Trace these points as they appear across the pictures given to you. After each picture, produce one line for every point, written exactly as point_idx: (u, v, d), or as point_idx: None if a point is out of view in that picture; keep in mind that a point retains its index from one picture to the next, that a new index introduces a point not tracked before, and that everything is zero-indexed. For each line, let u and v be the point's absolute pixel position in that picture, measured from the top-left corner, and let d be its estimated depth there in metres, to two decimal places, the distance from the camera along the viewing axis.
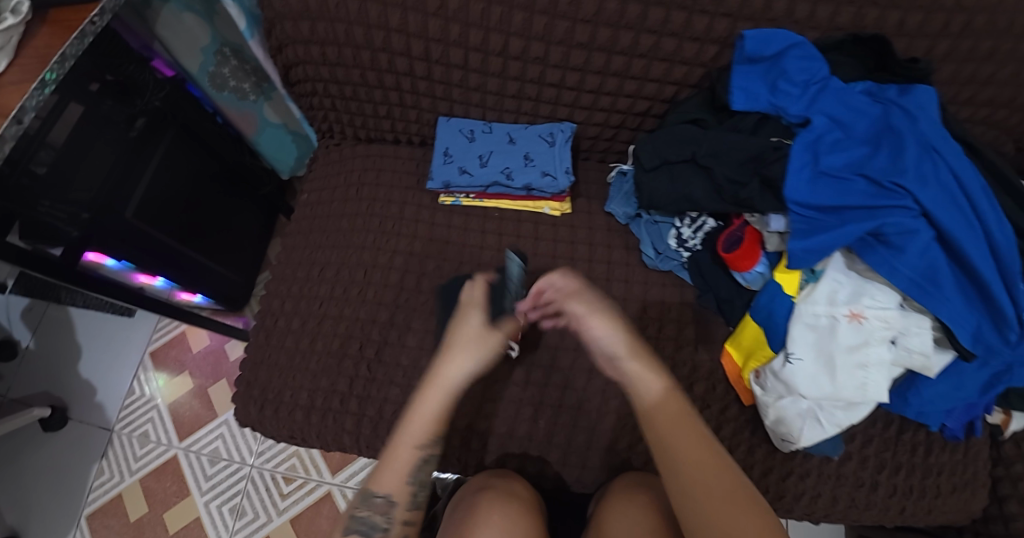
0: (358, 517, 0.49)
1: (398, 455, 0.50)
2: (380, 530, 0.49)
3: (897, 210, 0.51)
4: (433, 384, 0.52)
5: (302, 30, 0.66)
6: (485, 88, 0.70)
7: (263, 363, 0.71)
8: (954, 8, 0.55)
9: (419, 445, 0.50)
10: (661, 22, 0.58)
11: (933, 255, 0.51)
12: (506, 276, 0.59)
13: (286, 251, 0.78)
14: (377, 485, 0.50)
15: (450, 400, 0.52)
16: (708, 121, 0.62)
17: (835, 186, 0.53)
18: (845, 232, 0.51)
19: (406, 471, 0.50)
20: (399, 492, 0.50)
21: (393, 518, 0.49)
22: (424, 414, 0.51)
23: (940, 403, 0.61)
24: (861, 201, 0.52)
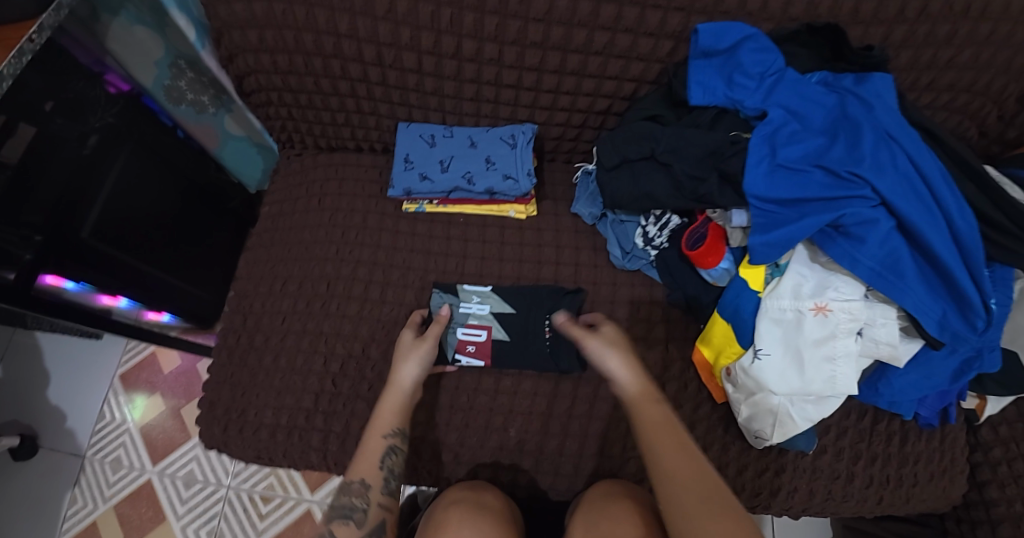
0: (338, 505, 0.54)
1: (368, 442, 0.57)
2: (358, 511, 0.53)
3: (855, 200, 0.50)
4: (392, 387, 0.59)
5: (250, 38, 0.64)
6: (442, 92, 0.68)
7: (226, 382, 0.69)
8: None
9: (388, 435, 0.57)
10: (614, 18, 0.57)
11: (894, 243, 0.51)
12: (432, 306, 0.68)
13: (247, 266, 0.75)
14: (354, 471, 0.55)
15: (407, 399, 0.59)
16: (667, 117, 0.61)
17: (793, 178, 0.52)
18: (806, 225, 0.50)
19: (377, 459, 0.56)
20: (373, 477, 0.55)
21: (369, 500, 0.54)
22: (390, 409, 0.58)
23: (912, 391, 0.61)
24: (820, 193, 0.51)
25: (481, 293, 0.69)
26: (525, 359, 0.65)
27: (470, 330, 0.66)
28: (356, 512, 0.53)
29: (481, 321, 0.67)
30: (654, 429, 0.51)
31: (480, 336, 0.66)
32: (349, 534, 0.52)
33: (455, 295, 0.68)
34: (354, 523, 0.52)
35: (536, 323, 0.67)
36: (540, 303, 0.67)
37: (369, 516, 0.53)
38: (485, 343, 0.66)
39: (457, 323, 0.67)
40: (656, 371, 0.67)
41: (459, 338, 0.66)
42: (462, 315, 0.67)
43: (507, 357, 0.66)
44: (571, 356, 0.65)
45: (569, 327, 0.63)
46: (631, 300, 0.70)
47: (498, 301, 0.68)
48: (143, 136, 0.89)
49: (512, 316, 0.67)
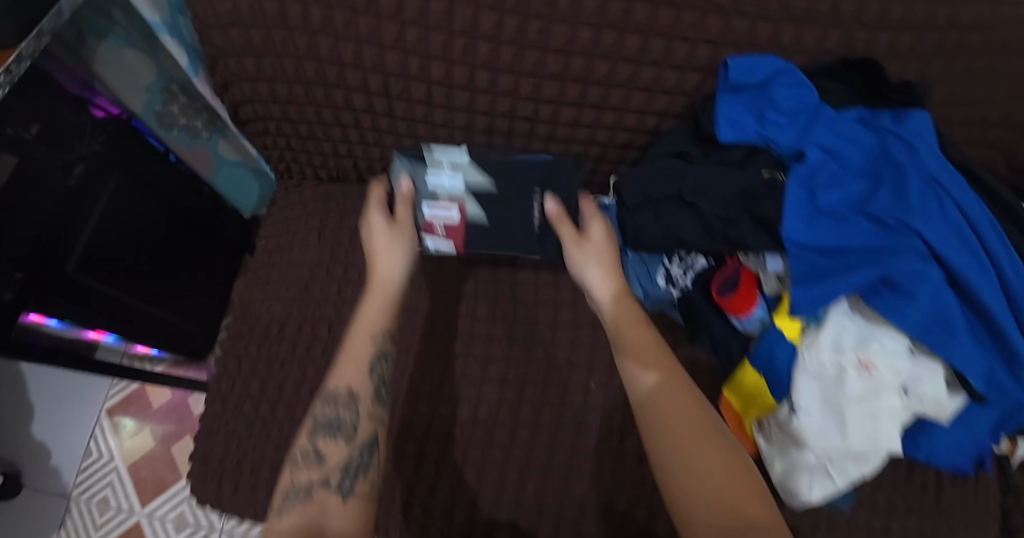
0: (321, 415, 0.48)
1: (355, 345, 0.51)
2: (346, 426, 0.47)
3: (904, 253, 0.46)
4: (375, 284, 0.54)
5: (247, 66, 0.60)
6: (452, 123, 0.64)
7: (220, 433, 0.64)
8: (944, 28, 0.51)
9: (377, 340, 0.52)
10: (639, 50, 0.53)
11: (945, 299, 0.47)
12: (393, 176, 0.58)
13: (242, 305, 0.71)
14: (339, 378, 0.49)
15: (393, 299, 0.54)
16: (693, 154, 0.57)
17: (834, 226, 0.49)
18: (855, 279, 0.46)
19: (366, 364, 0.51)
20: (360, 386, 0.50)
21: (357, 414, 0.49)
22: (376, 311, 0.53)
23: (950, 443, 0.58)
24: (865, 243, 0.48)
25: (453, 161, 0.58)
26: (507, 243, 0.60)
27: (440, 208, 0.56)
28: (345, 427, 0.47)
29: (452, 197, 0.57)
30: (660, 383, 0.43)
31: (452, 215, 0.57)
32: (336, 450, 0.46)
33: (423, 162, 0.58)
34: (343, 440, 0.47)
35: (521, 201, 0.59)
36: (528, 180, 0.60)
37: (359, 432, 0.48)
38: (459, 224, 0.58)
39: (423, 199, 0.57)
40: None
41: (426, 217, 0.56)
42: (428, 188, 0.57)
43: (487, 239, 0.59)
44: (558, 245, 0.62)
45: (560, 222, 0.56)
46: None
47: (471, 170, 0.59)
48: (131, 164, 0.82)
49: (489, 190, 0.58)
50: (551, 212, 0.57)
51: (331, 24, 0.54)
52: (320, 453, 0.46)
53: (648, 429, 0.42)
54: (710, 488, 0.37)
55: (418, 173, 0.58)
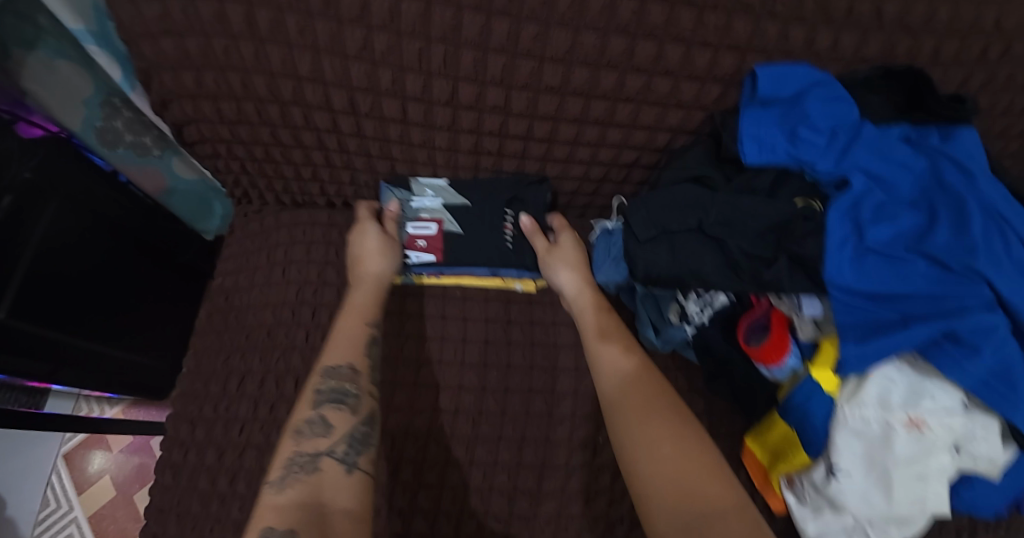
0: (325, 389, 0.46)
1: (348, 328, 0.51)
2: (351, 396, 0.46)
3: (969, 302, 0.39)
4: (362, 281, 0.56)
5: (186, 80, 0.50)
6: (432, 143, 0.55)
7: (172, 511, 0.55)
8: (993, 31, 0.44)
9: (369, 323, 0.52)
10: (652, 58, 0.45)
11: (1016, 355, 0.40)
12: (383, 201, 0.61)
13: (197, 356, 0.61)
14: (335, 356, 0.49)
15: (380, 291, 0.55)
16: (715, 178, 0.49)
17: (885, 267, 0.41)
18: (913, 335, 0.39)
19: (361, 344, 0.51)
20: (359, 362, 0.49)
21: (359, 387, 0.48)
22: (362, 301, 0.54)
23: (995, 495, 0.52)
24: (922, 289, 0.40)
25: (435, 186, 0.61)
26: (480, 252, 0.61)
27: (420, 225, 0.60)
28: (349, 397, 0.46)
29: (432, 215, 0.61)
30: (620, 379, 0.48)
31: (431, 230, 0.60)
32: (343, 420, 0.44)
33: (406, 188, 0.60)
34: (348, 410, 0.45)
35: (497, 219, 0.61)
36: (498, 193, 0.60)
37: (363, 403, 0.47)
38: (438, 237, 0.61)
39: (406, 219, 0.61)
40: None
41: (409, 233, 0.60)
42: (412, 208, 0.60)
43: (464, 251, 0.61)
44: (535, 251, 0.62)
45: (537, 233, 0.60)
46: None
47: (451, 193, 0.61)
48: (72, 187, 0.71)
49: (465, 209, 0.61)
50: (526, 227, 0.60)
51: (283, 30, 0.45)
52: (325, 420, 0.44)
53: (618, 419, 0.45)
54: (670, 464, 0.39)
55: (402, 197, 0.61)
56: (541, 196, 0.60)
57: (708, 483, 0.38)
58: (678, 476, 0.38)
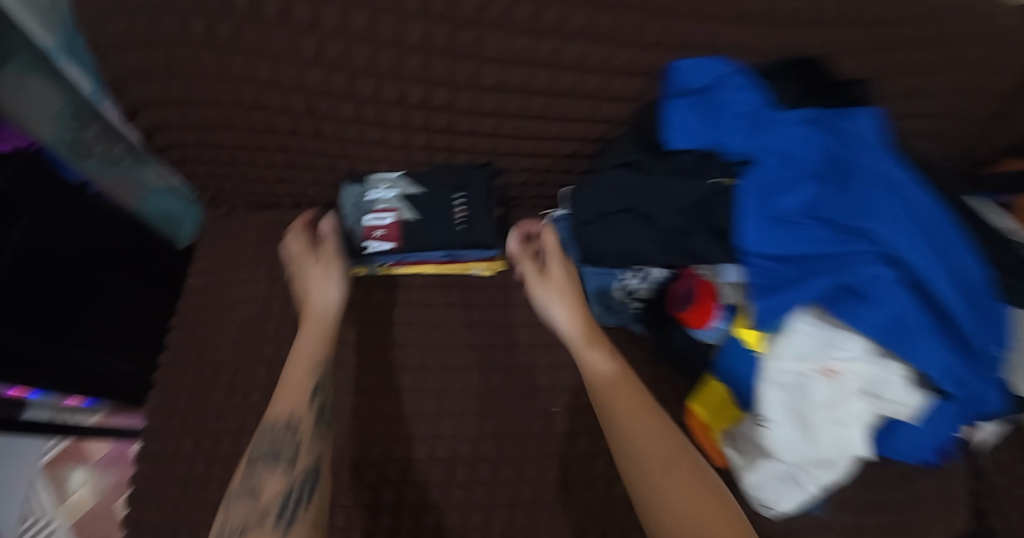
0: (262, 445, 0.46)
1: (293, 379, 0.50)
2: (286, 452, 0.45)
3: (857, 256, 0.45)
4: (312, 314, 0.55)
5: (152, 90, 0.54)
6: (388, 142, 0.60)
7: (151, 498, 0.58)
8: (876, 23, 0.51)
9: (315, 365, 0.52)
10: (580, 57, 0.50)
11: (908, 302, 0.45)
12: (340, 197, 0.62)
13: (171, 353, 0.64)
14: (275, 409, 0.48)
15: (330, 324, 0.55)
16: (643, 163, 0.54)
17: (790, 232, 0.47)
18: (812, 288, 0.45)
19: (305, 390, 0.50)
20: (301, 409, 0.48)
21: (298, 440, 0.46)
22: (312, 341, 0.54)
23: (917, 439, 0.57)
24: (821, 249, 0.46)
25: (390, 179, 0.63)
26: (435, 240, 0.61)
27: (376, 216, 0.61)
28: (285, 454, 0.45)
29: (388, 206, 0.62)
30: (614, 400, 0.48)
31: (387, 220, 0.61)
32: (276, 480, 0.43)
33: (360, 183, 0.62)
34: (283, 470, 0.44)
35: (448, 206, 0.61)
36: (448, 180, 0.61)
37: (300, 458, 0.45)
38: (395, 226, 0.61)
39: (363, 209, 0.62)
40: None
41: (366, 225, 0.61)
42: (367, 201, 0.62)
43: (420, 238, 0.61)
44: (490, 228, 0.61)
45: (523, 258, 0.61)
46: None
47: (407, 185, 0.62)
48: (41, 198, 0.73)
49: (423, 199, 0.62)
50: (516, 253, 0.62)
51: (241, 40, 0.49)
52: (254, 488, 0.42)
53: (618, 446, 0.45)
54: (684, 494, 0.39)
55: (355, 191, 0.62)
56: (485, 179, 0.61)
57: (724, 510, 0.38)
58: (696, 505, 0.38)
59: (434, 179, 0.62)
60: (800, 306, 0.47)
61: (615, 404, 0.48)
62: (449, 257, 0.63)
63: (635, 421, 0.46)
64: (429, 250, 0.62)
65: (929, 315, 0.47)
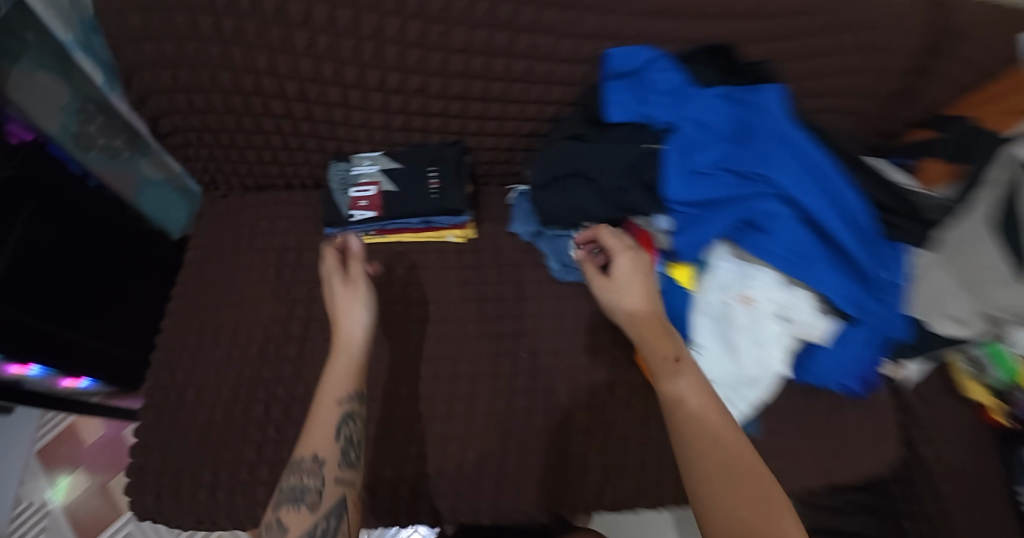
0: (287, 487, 0.45)
1: (320, 413, 0.49)
2: (310, 492, 0.45)
3: (758, 200, 0.56)
4: (341, 346, 0.52)
5: (162, 79, 0.62)
6: (370, 124, 0.69)
7: (157, 443, 0.64)
8: (774, 15, 0.62)
9: (342, 401, 0.50)
10: (530, 46, 0.60)
11: (800, 233, 0.56)
12: (328, 175, 0.72)
13: (172, 318, 0.71)
14: (304, 446, 0.47)
15: (358, 359, 0.52)
16: (588, 134, 0.64)
17: (705, 182, 0.58)
18: (719, 224, 0.57)
19: (332, 430, 0.48)
20: (326, 450, 0.47)
21: (321, 480, 0.46)
22: (344, 374, 0.51)
23: (835, 365, 0.65)
24: (729, 193, 0.57)
25: (372, 157, 0.72)
26: (411, 207, 0.69)
27: (360, 188, 0.70)
28: (307, 495, 0.44)
29: (370, 179, 0.70)
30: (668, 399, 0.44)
31: (371, 191, 0.70)
32: (298, 521, 0.43)
33: (346, 161, 0.72)
34: (307, 509, 0.44)
35: (422, 177, 0.69)
36: (423, 156, 0.70)
37: (325, 497, 0.45)
38: (377, 196, 0.70)
39: (349, 184, 0.71)
40: (605, 374, 0.68)
41: (351, 196, 0.70)
42: (353, 176, 0.71)
43: (398, 206, 0.69)
44: (458, 196, 0.69)
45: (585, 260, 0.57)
46: (574, 312, 0.71)
47: (386, 161, 0.71)
48: (51, 185, 0.79)
49: (399, 171, 0.70)
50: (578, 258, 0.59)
51: (243, 34, 0.58)
52: (280, 523, 0.43)
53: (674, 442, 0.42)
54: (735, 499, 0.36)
55: (342, 169, 0.72)
56: (456, 154, 0.70)
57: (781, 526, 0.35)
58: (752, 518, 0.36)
59: (410, 155, 0.71)
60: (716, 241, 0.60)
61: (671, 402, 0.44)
62: (425, 224, 0.72)
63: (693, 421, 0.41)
64: (406, 217, 0.70)
65: (822, 246, 0.58)
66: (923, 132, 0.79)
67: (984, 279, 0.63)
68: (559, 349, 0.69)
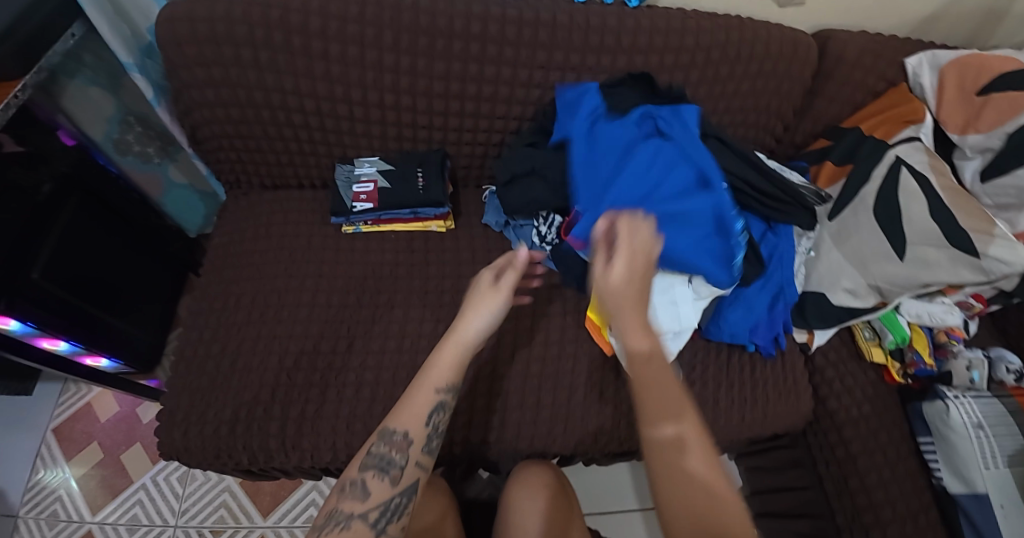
0: (375, 452, 0.51)
1: (419, 395, 0.55)
2: (395, 466, 0.51)
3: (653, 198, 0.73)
4: (452, 338, 0.58)
5: (207, 95, 0.78)
6: (370, 134, 0.85)
7: (184, 390, 0.77)
8: (688, 52, 0.81)
9: (440, 390, 0.55)
10: (495, 75, 0.78)
11: (670, 222, 0.73)
12: (335, 178, 0.88)
13: (200, 290, 0.85)
14: (396, 421, 0.53)
15: (465, 354, 0.58)
16: (541, 142, 0.83)
17: (602, 184, 0.75)
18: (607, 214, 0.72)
19: (424, 413, 0.54)
20: (415, 431, 0.53)
21: (407, 457, 0.52)
22: (447, 364, 0.57)
23: (743, 324, 0.80)
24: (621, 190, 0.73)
25: (371, 160, 0.89)
26: (402, 199, 0.85)
27: (361, 184, 0.86)
28: (393, 468, 0.51)
29: (369, 178, 0.87)
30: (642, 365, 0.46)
31: (369, 187, 0.86)
32: (383, 488, 0.49)
33: (350, 164, 0.88)
34: (389, 480, 0.50)
35: (411, 175, 0.86)
36: (412, 159, 0.87)
37: (405, 475, 0.51)
38: (375, 190, 0.85)
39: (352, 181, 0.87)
40: (558, 336, 0.83)
41: (354, 191, 0.86)
42: (356, 175, 0.87)
43: (390, 198, 0.85)
44: (440, 191, 0.85)
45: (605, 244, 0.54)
46: (535, 286, 0.87)
47: (382, 163, 0.88)
48: (86, 180, 0.93)
49: (393, 171, 0.87)
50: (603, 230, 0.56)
51: (275, 63, 0.75)
52: (365, 486, 0.49)
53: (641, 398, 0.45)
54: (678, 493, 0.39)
55: (347, 173, 0.88)
56: (439, 157, 0.87)
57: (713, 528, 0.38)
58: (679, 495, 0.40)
59: (401, 157, 0.88)
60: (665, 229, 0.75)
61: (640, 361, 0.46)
62: (413, 214, 0.88)
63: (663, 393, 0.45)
64: (398, 208, 0.86)
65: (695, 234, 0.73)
66: (822, 141, 0.97)
67: (867, 257, 0.82)
68: (523, 315, 0.84)
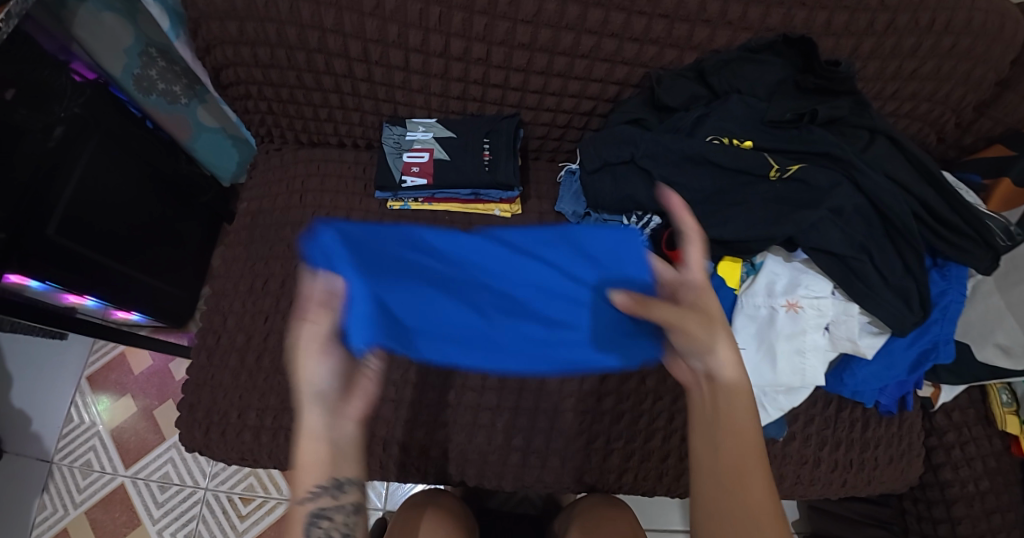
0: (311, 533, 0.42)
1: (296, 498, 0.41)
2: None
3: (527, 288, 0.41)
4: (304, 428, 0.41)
5: (229, 30, 0.62)
6: (428, 89, 0.68)
7: (206, 384, 0.68)
8: (877, 7, 0.58)
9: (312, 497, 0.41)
10: (600, 22, 0.58)
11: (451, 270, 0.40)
12: (382, 141, 0.72)
13: (225, 265, 0.74)
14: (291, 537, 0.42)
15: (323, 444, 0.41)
16: (650, 121, 0.64)
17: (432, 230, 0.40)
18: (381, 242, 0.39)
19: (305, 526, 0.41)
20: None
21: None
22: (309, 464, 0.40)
23: (873, 381, 0.64)
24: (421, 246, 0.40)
25: (427, 124, 0.73)
26: (463, 177, 0.70)
27: (413, 153, 0.71)
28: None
29: (423, 146, 0.71)
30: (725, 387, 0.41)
31: (423, 158, 0.71)
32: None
33: (402, 125, 0.72)
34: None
35: (474, 145, 0.70)
36: (478, 127, 0.70)
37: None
38: (429, 163, 0.71)
39: (403, 148, 0.71)
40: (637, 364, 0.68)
41: (405, 161, 0.71)
42: (407, 141, 0.72)
43: (448, 174, 0.70)
44: (510, 171, 0.69)
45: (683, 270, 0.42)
46: None
47: (440, 129, 0.72)
48: (112, 125, 0.81)
49: (453, 139, 0.71)
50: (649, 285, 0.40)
51: None
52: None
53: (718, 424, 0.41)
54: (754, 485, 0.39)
55: (395, 135, 0.72)
56: (513, 128, 0.70)
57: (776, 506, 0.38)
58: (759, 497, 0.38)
59: (464, 124, 0.71)
60: (776, 261, 0.60)
61: (724, 444, 0.40)
62: (473, 194, 0.72)
63: (758, 487, 0.38)
64: (456, 186, 0.71)
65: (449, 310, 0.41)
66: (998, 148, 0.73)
67: None
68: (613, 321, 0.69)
